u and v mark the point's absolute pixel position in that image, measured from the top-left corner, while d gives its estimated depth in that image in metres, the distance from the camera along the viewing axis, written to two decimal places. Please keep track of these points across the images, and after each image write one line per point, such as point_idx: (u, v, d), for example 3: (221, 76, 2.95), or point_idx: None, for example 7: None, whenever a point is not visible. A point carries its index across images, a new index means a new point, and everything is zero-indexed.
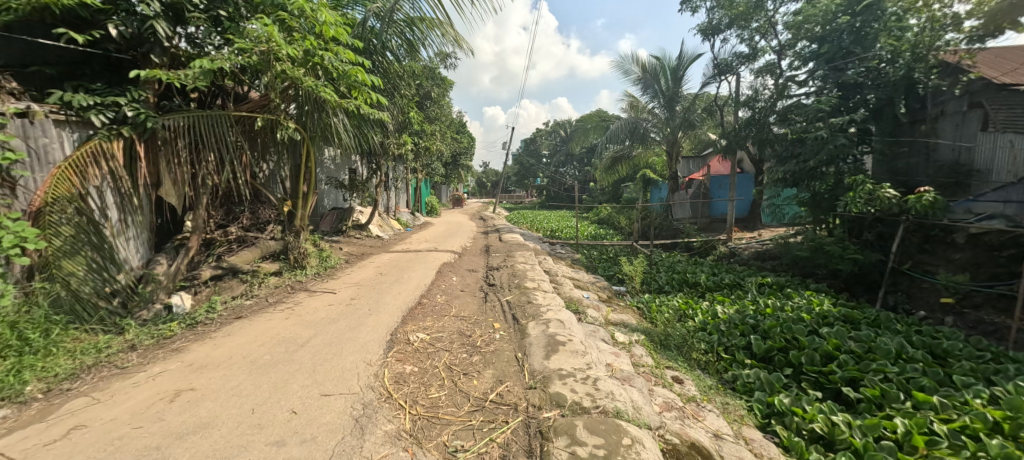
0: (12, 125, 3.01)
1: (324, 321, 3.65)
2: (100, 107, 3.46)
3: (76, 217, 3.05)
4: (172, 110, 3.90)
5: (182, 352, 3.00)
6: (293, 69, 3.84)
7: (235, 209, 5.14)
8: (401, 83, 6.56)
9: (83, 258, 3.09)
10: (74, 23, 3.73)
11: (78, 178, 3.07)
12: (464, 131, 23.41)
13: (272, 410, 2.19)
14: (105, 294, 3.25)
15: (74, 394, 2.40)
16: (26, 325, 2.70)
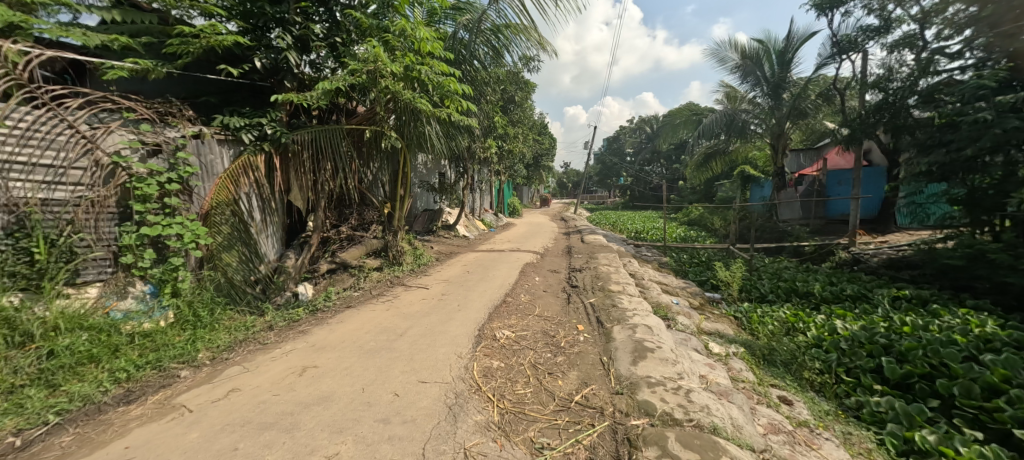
0: (190, 145, 3.74)
1: (419, 314, 3.97)
2: (248, 127, 4.18)
3: (232, 217, 3.72)
4: (299, 127, 4.57)
5: (307, 334, 3.50)
6: (394, 84, 4.22)
7: (346, 211, 5.66)
8: (487, 89, 6.84)
9: (237, 251, 3.77)
10: (230, 60, 4.56)
11: (233, 187, 3.73)
12: (546, 133, 23.60)
13: (378, 391, 2.45)
14: (251, 282, 3.90)
15: (231, 363, 2.95)
16: (199, 304, 3.39)
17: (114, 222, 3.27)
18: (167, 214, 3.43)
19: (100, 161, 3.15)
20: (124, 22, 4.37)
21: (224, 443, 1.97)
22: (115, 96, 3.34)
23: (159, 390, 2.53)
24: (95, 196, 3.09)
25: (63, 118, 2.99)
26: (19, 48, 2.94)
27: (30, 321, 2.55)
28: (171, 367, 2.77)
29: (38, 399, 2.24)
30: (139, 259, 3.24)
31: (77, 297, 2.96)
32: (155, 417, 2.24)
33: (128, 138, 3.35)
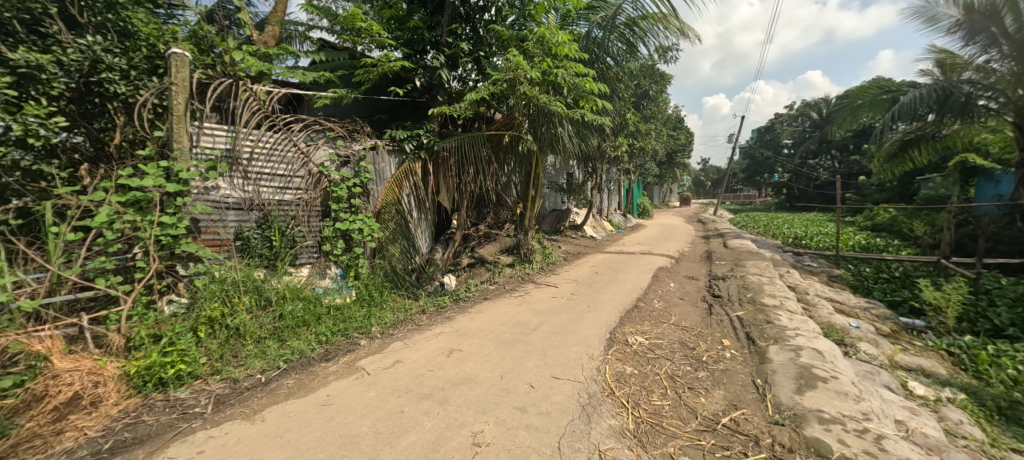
0: (369, 156, 4.56)
1: (550, 311, 4.08)
2: (410, 138, 4.88)
3: (396, 215, 4.44)
4: (447, 135, 5.15)
5: (452, 320, 3.94)
6: (531, 89, 4.41)
7: (484, 210, 5.94)
8: (620, 86, 6.63)
9: (399, 244, 4.46)
10: (396, 82, 5.39)
11: (398, 190, 4.44)
12: (682, 127, 21.77)
13: (515, 380, 2.60)
14: (409, 270, 4.55)
15: (395, 338, 3.49)
16: (372, 287, 4.11)
17: (319, 218, 4.17)
18: (353, 213, 4.21)
19: (312, 172, 4.06)
20: (327, 60, 5.57)
21: (393, 405, 2.35)
22: (321, 119, 4.24)
23: (346, 353, 3.15)
24: (309, 198, 4.03)
25: (291, 140, 3.92)
26: (265, 89, 3.96)
27: (270, 290, 3.40)
28: (354, 336, 3.42)
29: (274, 349, 3.03)
30: (334, 248, 4.05)
31: (296, 275, 3.82)
32: (345, 374, 2.80)
33: (329, 152, 4.24)
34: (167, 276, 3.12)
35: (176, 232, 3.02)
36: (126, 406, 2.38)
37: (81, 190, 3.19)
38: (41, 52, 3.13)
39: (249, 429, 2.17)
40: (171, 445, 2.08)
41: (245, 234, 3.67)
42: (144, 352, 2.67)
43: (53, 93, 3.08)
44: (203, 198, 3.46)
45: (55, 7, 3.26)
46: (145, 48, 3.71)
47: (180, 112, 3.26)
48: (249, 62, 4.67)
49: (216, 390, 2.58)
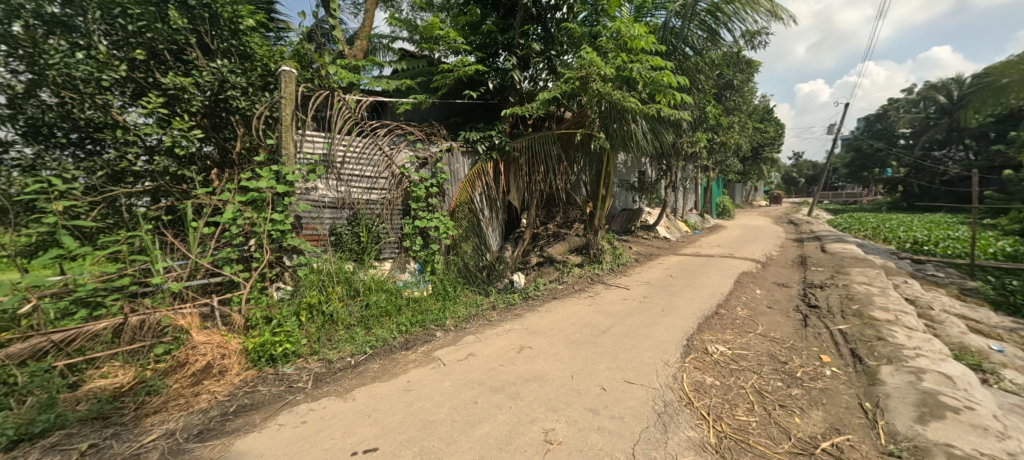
0: (445, 158, 4.79)
1: (621, 314, 3.97)
2: (482, 139, 5.05)
3: (469, 214, 4.63)
4: (518, 136, 5.24)
5: (521, 317, 4.00)
6: (604, 85, 4.33)
7: (553, 209, 5.95)
8: (700, 77, 6.23)
9: (472, 242, 4.64)
10: (470, 85, 5.60)
11: (470, 189, 4.62)
12: (770, 118, 19.80)
13: (586, 382, 2.57)
14: (479, 267, 4.71)
15: (468, 331, 3.64)
16: (447, 282, 4.33)
17: (400, 216, 4.48)
18: (430, 211, 4.45)
19: (394, 173, 4.37)
20: (408, 68, 5.96)
21: (467, 396, 2.45)
22: (402, 124, 4.55)
23: (424, 343, 3.36)
24: (391, 197, 4.35)
25: (376, 144, 4.25)
26: (355, 98, 4.35)
27: (359, 281, 3.73)
28: (431, 328, 3.62)
29: (362, 336, 3.32)
30: (413, 245, 4.32)
31: (380, 269, 4.13)
32: (423, 363, 2.98)
33: (409, 155, 4.52)
34: (276, 266, 3.55)
35: (284, 227, 3.43)
36: (245, 376, 2.78)
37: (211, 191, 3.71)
38: (185, 76, 3.77)
39: (341, 406, 2.41)
40: (281, 413, 2.37)
41: (338, 230, 4.05)
42: (258, 331, 3.06)
43: (193, 110, 3.72)
44: (305, 198, 3.89)
45: (195, 37, 3.91)
46: (260, 68, 4.28)
47: (287, 122, 3.70)
48: (342, 74, 5.16)
49: (315, 369, 2.91)
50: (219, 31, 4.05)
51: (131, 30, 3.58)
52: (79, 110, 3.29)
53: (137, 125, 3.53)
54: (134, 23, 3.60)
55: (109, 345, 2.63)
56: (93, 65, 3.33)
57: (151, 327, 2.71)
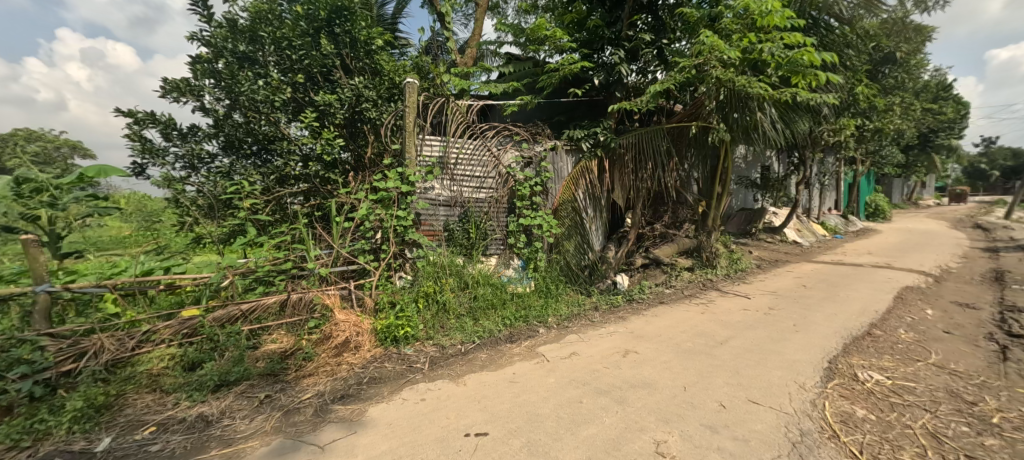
0: (549, 157, 4.86)
1: (742, 325, 3.57)
2: (587, 137, 5.02)
3: (572, 213, 4.60)
4: (624, 132, 5.06)
5: (625, 320, 3.85)
6: (727, 72, 3.94)
7: (660, 208, 5.75)
8: (848, 52, 5.27)
9: (574, 240, 4.61)
10: (575, 83, 5.60)
11: (574, 188, 4.62)
12: (948, 96, 15.84)
13: (701, 396, 2.37)
14: (581, 267, 4.65)
15: (571, 330, 3.63)
16: (550, 280, 4.38)
17: (505, 214, 4.65)
18: (533, 209, 4.54)
19: (501, 173, 4.58)
20: (514, 71, 6.20)
21: (571, 395, 2.44)
22: (510, 125, 4.71)
23: (528, 338, 3.44)
24: (498, 195, 4.56)
25: (486, 146, 4.51)
26: (467, 103, 4.64)
27: (468, 274, 3.99)
28: (533, 323, 3.70)
29: (470, 326, 3.54)
30: (517, 242, 4.47)
31: (487, 264, 4.36)
32: (528, 357, 3.06)
33: (515, 155, 4.69)
34: (399, 258, 3.95)
35: (406, 223, 3.85)
36: (375, 353, 3.18)
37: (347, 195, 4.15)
38: (332, 93, 4.42)
39: (455, 389, 2.59)
40: (404, 388, 2.65)
41: (450, 226, 4.38)
42: (384, 314, 3.45)
43: (337, 122, 4.34)
44: (423, 196, 4.29)
45: (339, 60, 4.56)
46: (387, 81, 4.75)
47: (410, 128, 4.11)
48: (455, 82, 5.56)
49: (431, 352, 3.19)
50: (356, 52, 4.61)
51: (294, 58, 4.33)
52: (259, 127, 4.15)
53: (297, 137, 4.29)
54: (296, 52, 4.35)
55: (276, 317, 3.26)
56: (269, 89, 4.11)
57: (304, 304, 3.31)
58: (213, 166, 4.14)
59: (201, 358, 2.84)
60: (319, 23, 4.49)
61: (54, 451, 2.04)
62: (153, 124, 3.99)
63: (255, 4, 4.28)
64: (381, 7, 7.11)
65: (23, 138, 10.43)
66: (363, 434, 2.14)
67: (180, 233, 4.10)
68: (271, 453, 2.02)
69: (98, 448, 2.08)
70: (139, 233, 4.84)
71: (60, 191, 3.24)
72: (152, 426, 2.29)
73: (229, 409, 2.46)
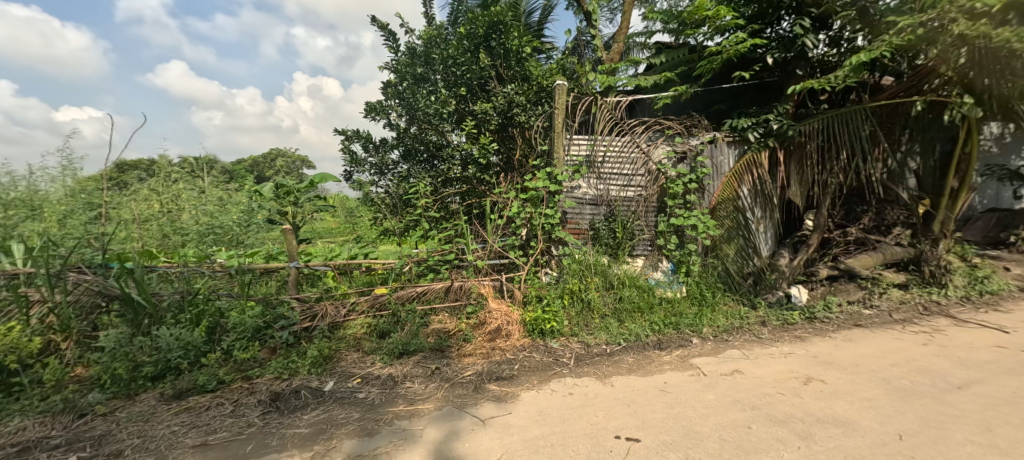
0: (707, 151, 4.50)
1: (994, 367, 2.63)
2: (754, 126, 4.31)
3: (734, 213, 4.07)
4: (807, 116, 4.24)
5: (805, 341, 3.22)
6: (977, 25, 2.96)
7: (856, 208, 4.80)
8: None
9: (736, 243, 4.10)
10: (741, 65, 5.00)
11: (738, 184, 4.06)
12: None
13: (929, 452, 1.83)
14: (743, 274, 4.10)
15: (732, 345, 3.21)
16: (705, 286, 4.00)
17: (655, 213, 4.44)
18: (687, 209, 4.23)
19: (650, 170, 4.37)
20: (667, 61, 5.89)
21: (737, 417, 2.16)
22: (661, 119, 4.45)
23: (679, 347, 3.19)
24: (647, 194, 4.37)
25: (635, 142, 4.36)
26: (616, 98, 4.54)
27: (613, 275, 3.94)
28: (686, 332, 3.41)
29: (616, 327, 3.47)
30: (667, 243, 4.22)
31: (633, 265, 4.25)
32: (680, 368, 2.83)
33: (667, 150, 4.42)
34: (546, 254, 4.10)
35: (553, 221, 3.98)
36: (523, 342, 3.37)
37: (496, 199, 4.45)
38: (487, 102, 4.84)
39: (602, 389, 2.57)
40: (552, 380, 2.74)
41: (596, 226, 4.39)
42: (532, 306, 3.64)
43: (491, 128, 4.73)
44: (570, 195, 4.40)
45: (494, 71, 4.96)
46: (535, 86, 4.97)
47: (559, 129, 4.24)
48: (601, 79, 5.51)
49: (576, 349, 3.23)
50: (508, 62, 4.94)
51: (458, 74, 4.88)
52: (430, 137, 4.83)
53: (458, 143, 4.85)
54: (459, 68, 4.88)
55: (442, 300, 3.76)
56: (438, 103, 4.74)
57: (464, 290, 3.77)
58: (396, 171, 4.97)
59: (389, 328, 3.48)
60: (478, 39, 4.89)
61: (300, 385, 2.74)
62: (357, 140, 5.03)
63: (429, 32, 4.98)
64: (528, 16, 7.49)
65: (273, 155, 14.24)
66: (517, 415, 2.30)
67: (373, 226, 5.06)
68: (442, 416, 2.33)
69: (326, 388, 2.73)
70: (344, 226, 6.14)
71: (300, 193, 4.62)
72: (358, 378, 2.88)
73: (409, 373, 2.93)
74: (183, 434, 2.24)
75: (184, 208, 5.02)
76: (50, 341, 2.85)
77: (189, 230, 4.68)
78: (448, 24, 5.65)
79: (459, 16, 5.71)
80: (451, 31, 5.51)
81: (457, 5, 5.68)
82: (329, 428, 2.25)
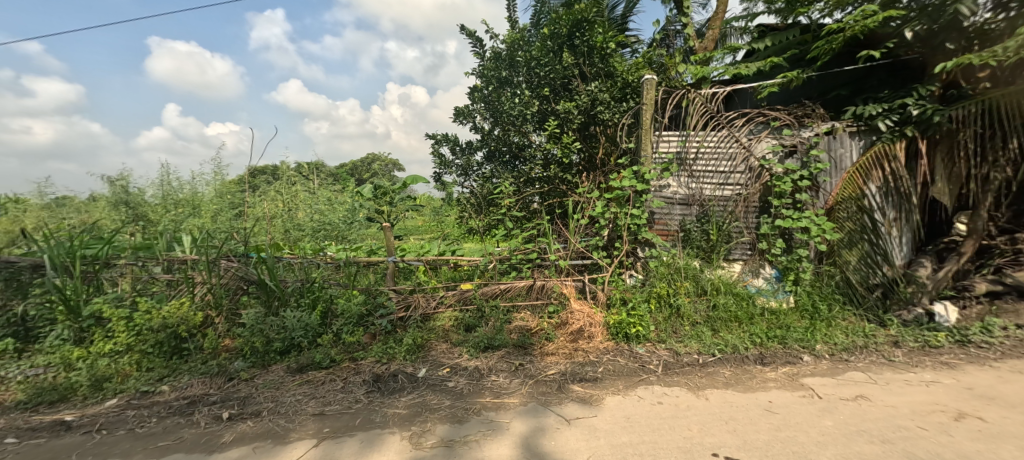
0: (822, 142, 3.98)
1: None
2: (885, 113, 3.87)
3: (858, 214, 3.52)
4: (959, 99, 3.64)
5: (955, 369, 2.68)
6: None
7: None
8: None
9: (860, 249, 3.55)
10: (871, 42, 4.41)
11: (863, 180, 3.51)
12: None
13: None
14: (868, 285, 3.54)
15: (853, 366, 2.79)
16: (819, 297, 3.57)
17: (756, 214, 4.05)
18: (797, 209, 3.82)
19: (752, 166, 4.01)
20: (773, 45, 5.40)
21: (864, 450, 1.87)
22: (766, 109, 4.09)
23: (786, 364, 2.85)
24: (747, 193, 4.00)
25: (733, 136, 4.05)
26: (711, 90, 4.22)
27: (706, 280, 3.69)
28: (794, 347, 3.04)
29: (709, 336, 3.23)
30: (771, 247, 3.86)
31: (729, 270, 3.95)
32: (788, 387, 2.54)
33: (772, 144, 4.03)
34: (631, 256, 3.98)
35: (640, 221, 3.81)
36: (607, 345, 3.28)
37: (577, 198, 4.42)
38: (571, 101, 4.80)
39: (695, 401, 2.41)
40: (639, 387, 2.64)
41: (687, 227, 4.13)
42: (615, 309, 3.54)
43: (574, 127, 4.68)
44: (658, 195, 4.25)
45: (578, 69, 4.90)
46: (620, 82, 4.80)
47: (647, 126, 4.07)
48: (694, 70, 5.15)
49: (664, 356, 3.07)
50: (592, 59, 4.84)
51: (542, 75, 4.91)
52: (512, 138, 4.93)
53: (540, 143, 4.89)
54: (543, 69, 4.91)
55: (524, 298, 3.83)
56: (522, 105, 4.83)
57: (546, 290, 3.81)
58: (480, 172, 5.16)
59: (474, 322, 3.62)
60: (562, 39, 4.88)
61: (397, 369, 2.99)
62: (446, 143, 5.33)
63: (512, 35, 5.08)
64: (611, 10, 7.27)
65: (369, 160, 15.70)
66: (603, 419, 2.25)
67: (458, 224, 5.31)
68: (527, 411, 2.37)
69: (419, 374, 2.94)
70: (431, 223, 6.54)
71: (395, 193, 5.02)
72: (447, 367, 3.06)
73: (494, 367, 3.03)
74: (306, 402, 2.59)
75: (301, 206, 5.76)
76: (208, 315, 3.41)
77: (305, 226, 5.35)
78: (531, 25, 5.72)
79: (543, 17, 5.74)
80: (534, 32, 5.57)
81: (540, 6, 5.73)
82: (425, 411, 2.43)
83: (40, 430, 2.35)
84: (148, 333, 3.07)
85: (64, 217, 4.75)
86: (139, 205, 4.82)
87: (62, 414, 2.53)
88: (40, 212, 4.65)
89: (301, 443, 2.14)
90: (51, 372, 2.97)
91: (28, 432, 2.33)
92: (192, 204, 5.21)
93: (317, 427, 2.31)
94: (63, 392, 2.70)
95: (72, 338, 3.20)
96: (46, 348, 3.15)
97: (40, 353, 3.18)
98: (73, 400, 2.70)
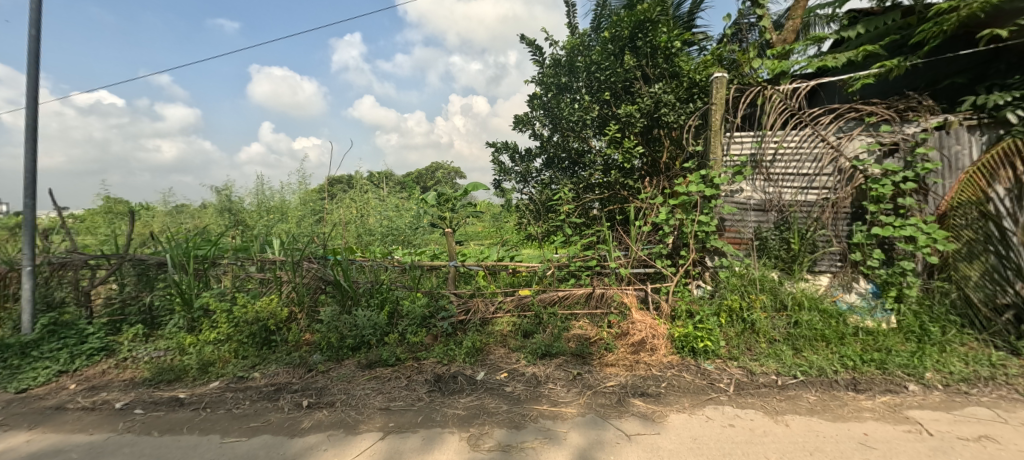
0: (933, 139, 3.48)
1: None
2: (1016, 103, 3.39)
3: (980, 221, 3.05)
4: None
5: None
6: None
7: None
8: None
9: (983, 263, 3.04)
10: (995, 22, 3.83)
11: (987, 180, 3.08)
12: None
13: None
14: (995, 307, 3.00)
15: (974, 401, 2.37)
16: (929, 318, 3.09)
17: (848, 221, 3.64)
18: (899, 215, 3.38)
19: (841, 168, 3.63)
20: (866, 31, 4.86)
21: None
22: (858, 104, 3.70)
23: (886, 392, 2.50)
24: (836, 198, 3.62)
25: (818, 135, 3.69)
26: (792, 85, 3.90)
27: (786, 294, 3.38)
28: (897, 374, 2.65)
29: (790, 356, 2.93)
30: (867, 258, 3.43)
31: (814, 283, 3.59)
32: (888, 419, 2.22)
33: (867, 142, 3.64)
34: (698, 265, 3.77)
35: (709, 229, 3.57)
36: (671, 359, 3.12)
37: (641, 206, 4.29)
38: (632, 104, 4.63)
39: (774, 427, 2.19)
40: (708, 406, 2.46)
41: (764, 234, 3.80)
42: (681, 322, 3.36)
43: (636, 131, 4.51)
44: (730, 200, 3.96)
45: (640, 71, 4.74)
46: (687, 82, 4.58)
47: (716, 127, 3.83)
48: (772, 64, 4.76)
49: (736, 374, 2.83)
50: (656, 60, 4.66)
51: (602, 79, 4.77)
52: (571, 143, 4.87)
53: (600, 148, 4.80)
54: (604, 73, 4.77)
55: (583, 306, 3.77)
56: (581, 110, 4.74)
57: (605, 299, 3.72)
58: (539, 178, 5.12)
59: (532, 329, 3.64)
60: (622, 41, 4.76)
61: (457, 371, 3.08)
62: (506, 151, 5.42)
63: (572, 41, 5.04)
64: (676, 7, 6.97)
65: (433, 169, 16.46)
66: (667, 437, 2.14)
67: (517, 231, 5.30)
68: (586, 423, 2.33)
69: (478, 377, 3.00)
70: (490, 228, 6.66)
71: (457, 200, 5.19)
72: (505, 372, 3.09)
73: (552, 375, 3.00)
74: (373, 397, 2.76)
75: (372, 212, 6.15)
76: (292, 311, 3.77)
77: (375, 231, 5.78)
78: (592, 30, 5.65)
79: (603, 20, 5.66)
80: (594, 36, 5.50)
81: (601, 10, 5.64)
82: (483, 414, 2.47)
83: (160, 404, 2.74)
84: (244, 325, 3.46)
85: (181, 221, 5.55)
86: (239, 212, 5.56)
87: (176, 392, 2.94)
88: (164, 217, 5.49)
89: (369, 435, 2.28)
90: (169, 356, 3.48)
91: (151, 405, 2.74)
92: (280, 210, 5.82)
93: (384, 421, 2.44)
94: (178, 372, 3.15)
95: (185, 327, 3.70)
96: (166, 334, 3.68)
97: (163, 337, 3.73)
98: (185, 379, 3.14)
